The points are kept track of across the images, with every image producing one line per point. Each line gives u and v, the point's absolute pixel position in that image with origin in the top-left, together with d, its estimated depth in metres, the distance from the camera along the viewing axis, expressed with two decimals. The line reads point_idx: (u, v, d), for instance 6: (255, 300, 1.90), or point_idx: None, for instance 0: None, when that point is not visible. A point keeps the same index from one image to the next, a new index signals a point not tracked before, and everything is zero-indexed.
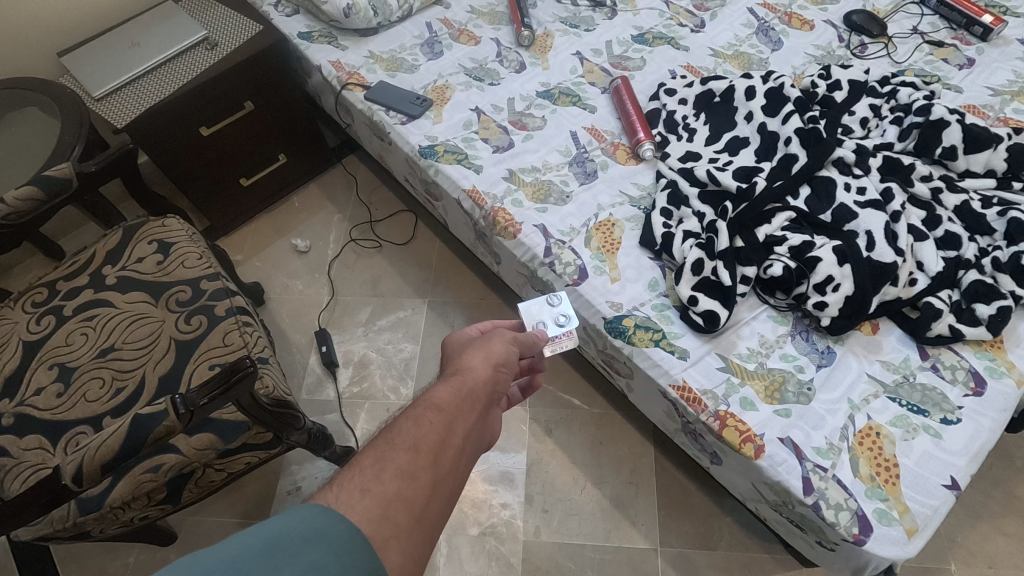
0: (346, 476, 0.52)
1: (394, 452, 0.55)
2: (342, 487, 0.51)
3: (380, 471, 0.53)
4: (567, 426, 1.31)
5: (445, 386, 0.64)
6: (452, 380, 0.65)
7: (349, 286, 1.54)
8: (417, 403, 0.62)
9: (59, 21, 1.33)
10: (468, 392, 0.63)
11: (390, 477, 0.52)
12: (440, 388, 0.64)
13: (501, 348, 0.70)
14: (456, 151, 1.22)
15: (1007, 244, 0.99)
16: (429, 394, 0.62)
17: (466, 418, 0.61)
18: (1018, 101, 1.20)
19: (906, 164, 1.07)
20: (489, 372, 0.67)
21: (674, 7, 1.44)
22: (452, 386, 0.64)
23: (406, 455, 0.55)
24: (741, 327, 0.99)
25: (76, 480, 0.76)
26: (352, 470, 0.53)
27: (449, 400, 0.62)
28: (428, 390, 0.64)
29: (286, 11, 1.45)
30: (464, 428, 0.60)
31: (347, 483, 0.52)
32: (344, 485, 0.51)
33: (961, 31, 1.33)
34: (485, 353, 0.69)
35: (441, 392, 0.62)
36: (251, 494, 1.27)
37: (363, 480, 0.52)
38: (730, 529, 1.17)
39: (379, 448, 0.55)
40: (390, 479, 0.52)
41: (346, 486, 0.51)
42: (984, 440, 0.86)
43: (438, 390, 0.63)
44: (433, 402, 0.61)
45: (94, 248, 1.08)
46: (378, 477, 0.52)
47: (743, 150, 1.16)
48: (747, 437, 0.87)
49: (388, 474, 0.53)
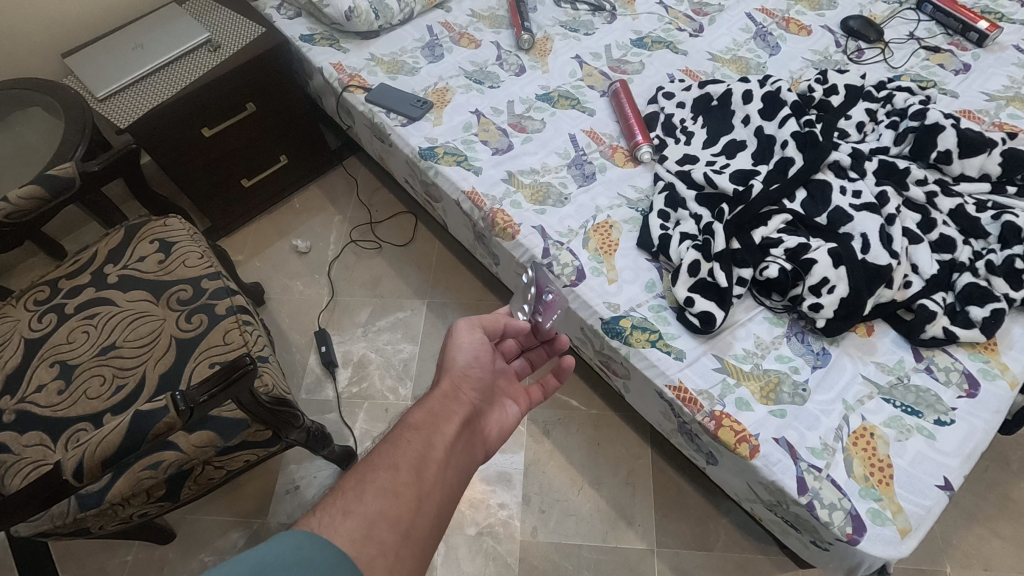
0: (330, 502, 0.59)
1: (375, 474, 0.62)
2: (325, 512, 0.57)
3: (363, 492, 0.60)
4: (566, 427, 1.31)
5: (421, 410, 0.74)
6: (427, 403, 0.75)
7: (349, 287, 1.54)
8: (397, 429, 0.71)
9: (63, 23, 1.35)
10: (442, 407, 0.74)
11: (372, 498, 0.59)
12: (417, 411, 0.74)
13: (462, 355, 0.83)
14: (456, 153, 1.23)
15: (1001, 247, 1.00)
16: (405, 421, 0.72)
17: (439, 432, 0.71)
18: (1013, 106, 1.21)
19: (901, 168, 1.08)
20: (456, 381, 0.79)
21: (672, 12, 1.45)
22: (429, 406, 0.75)
23: (387, 473, 0.63)
24: (737, 328, 1.00)
25: (77, 475, 0.82)
26: (336, 494, 0.59)
27: (423, 420, 0.72)
28: (407, 416, 0.74)
29: (288, 14, 1.47)
30: (439, 443, 0.69)
31: (330, 508, 0.57)
32: (328, 508, 0.57)
33: (957, 37, 1.34)
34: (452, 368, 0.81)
35: (415, 413, 0.73)
36: (249, 493, 1.28)
37: (345, 503, 0.58)
38: (726, 529, 1.18)
39: (362, 471, 0.63)
40: (372, 499, 0.59)
41: (329, 511, 0.57)
42: (977, 441, 0.87)
43: (415, 414, 0.74)
44: (408, 426, 0.71)
45: (96, 247, 1.09)
46: (360, 498, 0.59)
47: (740, 154, 1.17)
48: (742, 437, 0.88)
49: (371, 494, 0.60)
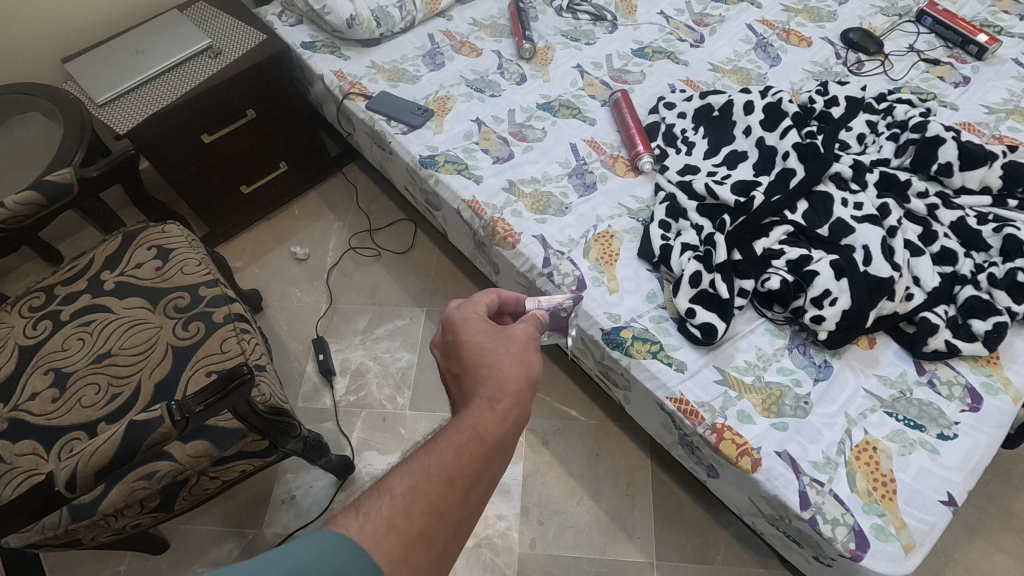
0: (373, 505, 0.54)
1: (426, 485, 0.56)
2: (366, 518, 0.52)
3: (408, 504, 0.54)
4: (565, 437, 1.30)
5: (486, 410, 0.63)
6: (496, 405, 0.64)
7: (348, 295, 1.53)
8: (457, 425, 0.62)
9: (63, 28, 1.34)
10: (511, 422, 0.64)
11: (417, 514, 0.54)
12: (482, 412, 0.63)
13: (536, 358, 0.70)
14: (456, 162, 1.23)
15: (1003, 261, 1.00)
16: (469, 417, 0.63)
17: (502, 451, 0.62)
18: (1013, 119, 1.21)
19: (902, 181, 1.08)
20: (526, 389, 0.67)
21: (673, 22, 1.46)
22: (494, 408, 0.64)
23: (439, 489, 0.56)
24: (739, 340, 0.99)
25: (70, 486, 0.76)
26: (381, 498, 0.54)
27: (491, 429, 0.62)
28: (468, 412, 0.63)
29: (290, 21, 1.47)
30: (498, 463, 0.62)
31: (373, 515, 0.53)
32: (370, 516, 0.53)
33: (956, 49, 1.35)
34: (523, 366, 0.68)
35: (484, 416, 0.63)
36: (244, 502, 1.26)
37: (388, 513, 0.53)
38: (726, 543, 1.17)
39: (413, 476, 0.57)
40: (417, 516, 0.54)
41: (371, 517, 0.52)
42: (980, 456, 0.86)
43: (479, 413, 0.63)
44: (473, 428, 0.61)
45: (93, 253, 1.08)
46: (406, 512, 0.53)
47: (741, 164, 1.16)
48: (743, 450, 0.87)
49: (417, 510, 0.54)
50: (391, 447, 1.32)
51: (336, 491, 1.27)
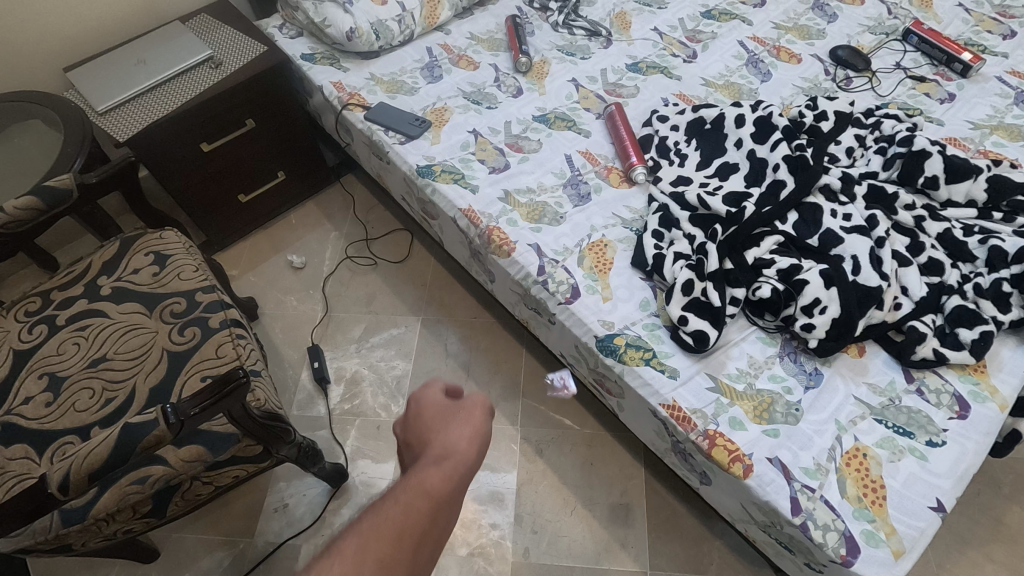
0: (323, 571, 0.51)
1: (372, 549, 0.53)
2: None
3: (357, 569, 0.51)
4: (559, 446, 1.31)
5: (433, 468, 0.60)
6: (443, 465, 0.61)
7: (343, 303, 1.54)
8: (402, 486, 0.58)
9: (66, 38, 1.36)
10: (459, 484, 0.60)
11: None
12: (429, 469, 0.60)
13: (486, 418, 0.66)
14: (453, 171, 1.24)
15: (988, 271, 1.02)
16: (416, 477, 0.59)
17: (448, 518, 0.57)
18: (997, 135, 1.25)
19: (889, 193, 1.11)
20: (476, 452, 0.63)
21: (667, 38, 1.49)
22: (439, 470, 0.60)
23: (389, 551, 0.53)
24: (731, 347, 1.00)
25: (61, 488, 0.76)
26: (332, 560, 0.52)
27: (438, 486, 0.58)
28: (414, 471, 0.60)
29: (290, 34, 1.49)
30: (446, 525, 0.57)
31: None
32: None
33: (942, 67, 1.38)
34: (472, 429, 0.65)
35: (429, 476, 0.59)
36: (237, 512, 1.25)
37: None
38: (720, 552, 1.17)
39: (362, 538, 0.54)
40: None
41: None
42: (968, 462, 0.87)
43: (426, 471, 0.60)
44: (421, 488, 0.58)
45: (91, 259, 1.09)
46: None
47: (732, 176, 1.19)
48: (735, 457, 0.88)
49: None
50: (385, 455, 1.32)
51: (329, 500, 1.26)
